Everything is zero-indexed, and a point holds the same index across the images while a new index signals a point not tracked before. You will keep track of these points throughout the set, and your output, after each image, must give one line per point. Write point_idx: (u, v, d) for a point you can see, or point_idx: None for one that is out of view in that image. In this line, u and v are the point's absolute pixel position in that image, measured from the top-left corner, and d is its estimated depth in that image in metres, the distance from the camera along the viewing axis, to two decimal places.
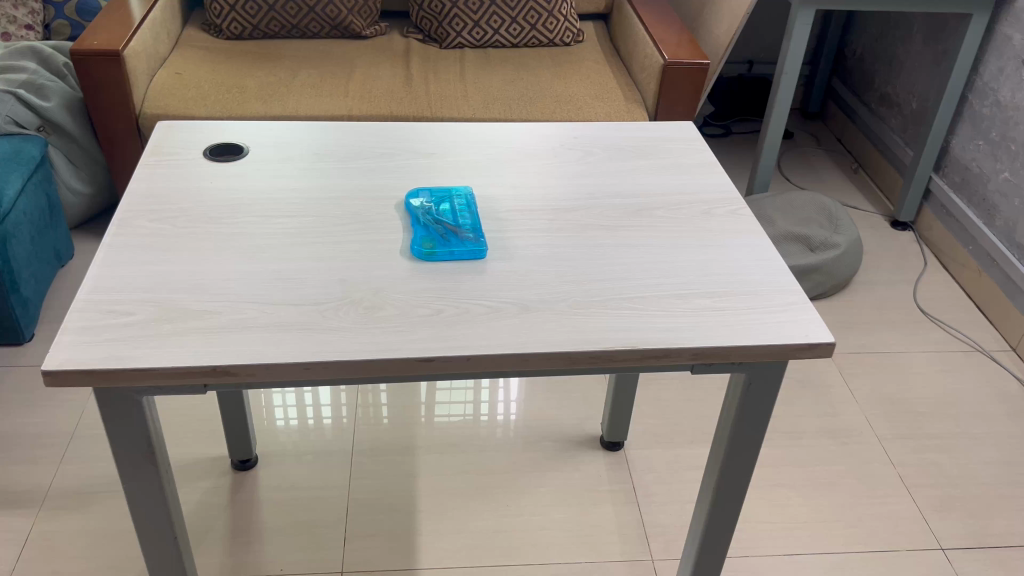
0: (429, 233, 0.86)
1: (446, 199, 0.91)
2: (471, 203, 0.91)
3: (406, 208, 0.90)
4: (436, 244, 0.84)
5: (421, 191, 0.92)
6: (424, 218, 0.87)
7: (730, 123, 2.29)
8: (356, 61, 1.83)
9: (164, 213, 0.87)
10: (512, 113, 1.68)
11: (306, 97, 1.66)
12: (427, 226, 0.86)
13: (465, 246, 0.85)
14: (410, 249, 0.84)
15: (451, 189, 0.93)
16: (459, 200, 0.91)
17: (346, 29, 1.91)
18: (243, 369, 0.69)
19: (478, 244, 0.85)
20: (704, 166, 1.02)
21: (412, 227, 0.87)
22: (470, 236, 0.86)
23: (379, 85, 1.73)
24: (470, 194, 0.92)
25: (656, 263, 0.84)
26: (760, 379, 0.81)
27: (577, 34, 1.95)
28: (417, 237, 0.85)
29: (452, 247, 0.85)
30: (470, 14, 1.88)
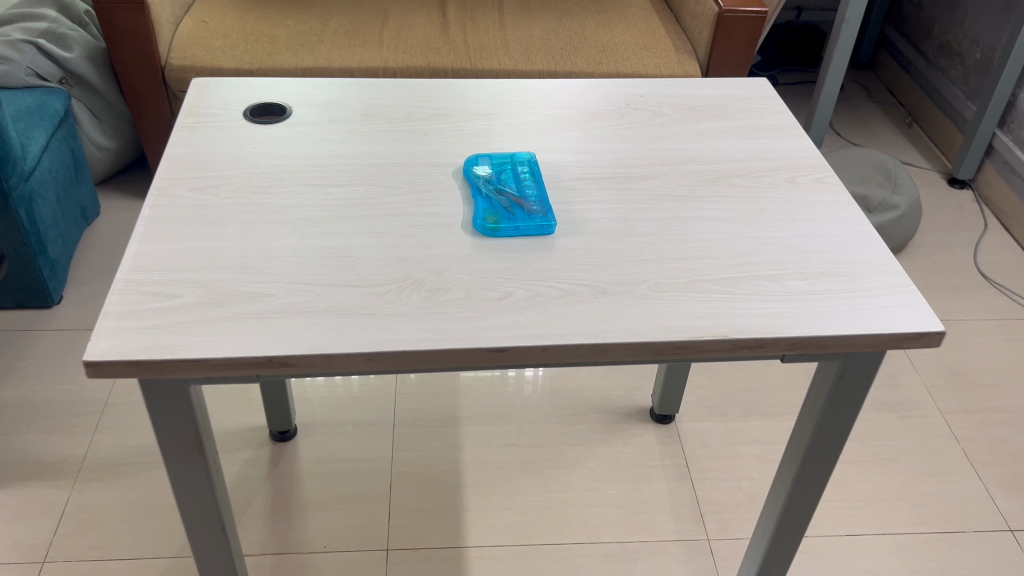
0: (492, 207, 0.79)
1: (509, 168, 0.84)
2: (535, 172, 0.84)
3: (466, 177, 0.83)
4: (500, 219, 0.78)
5: (482, 157, 0.85)
6: (484, 190, 0.81)
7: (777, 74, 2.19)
8: (390, 8, 1.73)
9: (205, 181, 0.80)
10: (556, 63, 1.59)
11: (339, 47, 1.58)
12: (489, 200, 0.80)
13: (532, 220, 0.78)
14: (471, 223, 0.78)
15: (513, 156, 0.86)
16: (522, 169, 0.84)
17: None
18: (302, 360, 0.64)
19: (546, 219, 0.78)
20: (782, 128, 0.94)
21: (471, 200, 0.80)
22: (538, 210, 0.79)
23: (415, 34, 1.63)
24: (534, 160, 0.85)
25: (741, 240, 0.77)
26: (855, 369, 0.74)
27: None
28: (479, 211, 0.79)
29: (519, 222, 0.78)
30: None
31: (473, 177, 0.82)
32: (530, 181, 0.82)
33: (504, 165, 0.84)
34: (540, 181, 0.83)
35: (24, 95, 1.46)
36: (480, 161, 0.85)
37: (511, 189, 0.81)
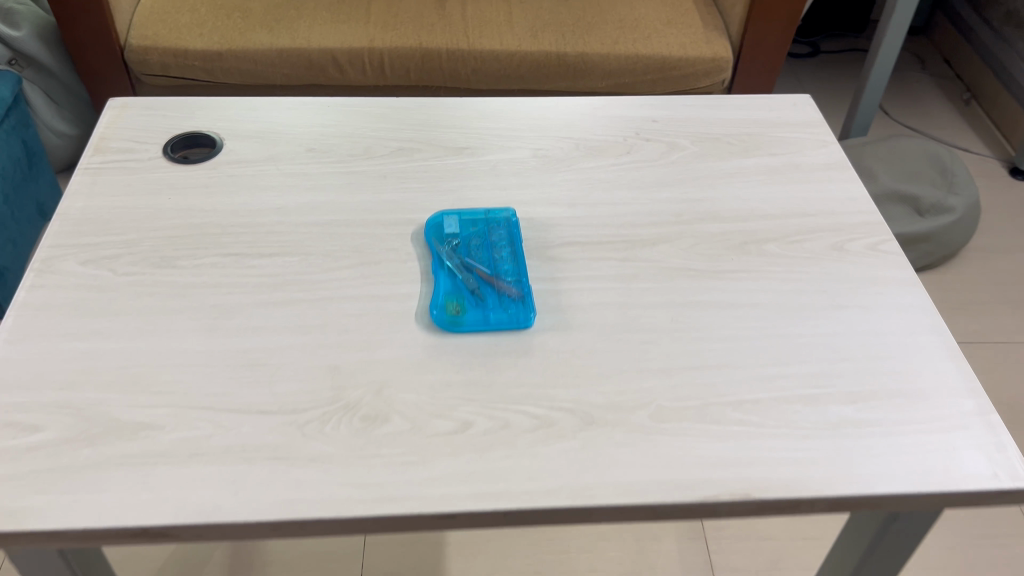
0: (455, 289, 0.63)
1: (483, 232, 0.67)
2: (515, 236, 0.67)
3: (428, 242, 0.66)
4: (465, 306, 0.62)
5: (450, 213, 0.68)
6: (447, 265, 0.64)
7: (818, 41, 1.96)
8: None
9: (101, 249, 0.64)
10: (567, 42, 1.39)
11: (320, 24, 1.39)
12: (453, 279, 0.64)
13: (505, 308, 0.62)
14: (426, 309, 0.61)
15: (489, 212, 0.69)
16: (499, 232, 0.67)
17: None
18: (188, 532, 0.49)
19: (524, 307, 0.62)
20: (829, 168, 0.76)
21: (430, 276, 0.64)
22: (514, 295, 0.62)
23: (408, 7, 1.44)
24: (515, 218, 0.69)
25: (771, 341, 0.60)
26: (900, 532, 0.58)
27: None
28: (438, 294, 0.62)
29: (488, 311, 0.61)
30: None
31: (436, 244, 0.66)
32: (508, 250, 0.66)
33: (477, 227, 0.68)
34: (519, 250, 0.66)
35: None
36: (446, 220, 0.68)
37: (482, 265, 0.65)
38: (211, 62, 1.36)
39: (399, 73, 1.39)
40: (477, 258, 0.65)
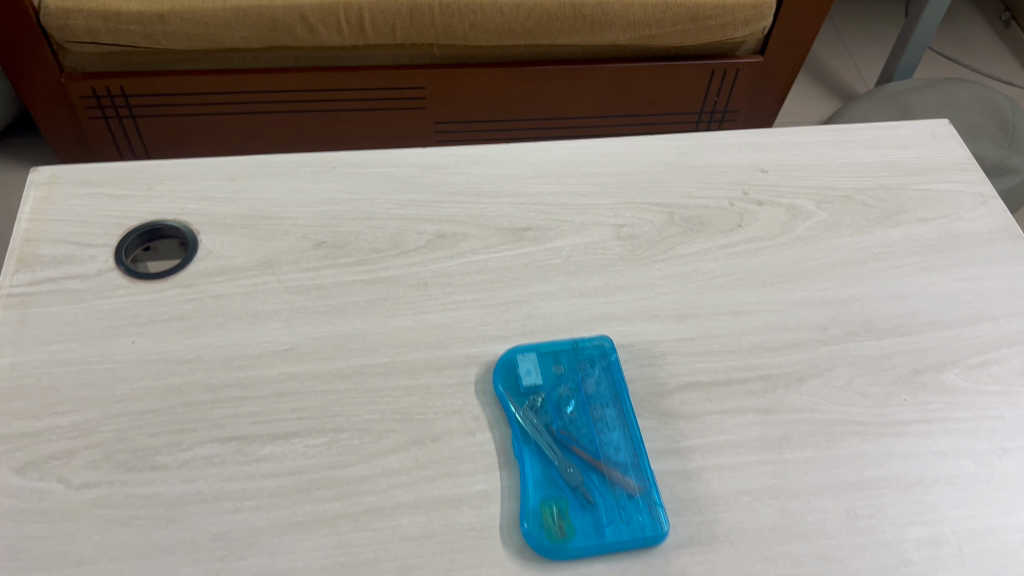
0: (548, 487, 0.46)
1: (572, 383, 0.50)
2: (619, 386, 0.49)
3: (500, 400, 0.48)
4: (567, 514, 0.44)
5: (525, 351, 0.51)
6: (532, 445, 0.47)
7: None
8: None
9: (42, 444, 0.45)
10: None
11: None
12: (542, 467, 0.46)
13: (623, 508, 0.45)
14: (510, 520, 0.44)
15: (578, 344, 0.51)
16: (595, 381, 0.50)
17: None
18: None
19: (653, 511, 0.44)
20: (997, 242, 0.58)
21: (509, 461, 0.46)
22: (635, 492, 0.45)
23: None
24: (614, 352, 0.51)
25: (981, 543, 0.45)
26: None
27: None
28: (526, 496, 0.45)
29: (601, 522, 0.44)
30: None
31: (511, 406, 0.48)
32: (611, 412, 0.48)
33: (563, 375, 0.50)
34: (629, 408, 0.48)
35: None
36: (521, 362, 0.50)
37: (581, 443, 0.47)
38: (150, 26, 1.10)
39: (382, 31, 1.16)
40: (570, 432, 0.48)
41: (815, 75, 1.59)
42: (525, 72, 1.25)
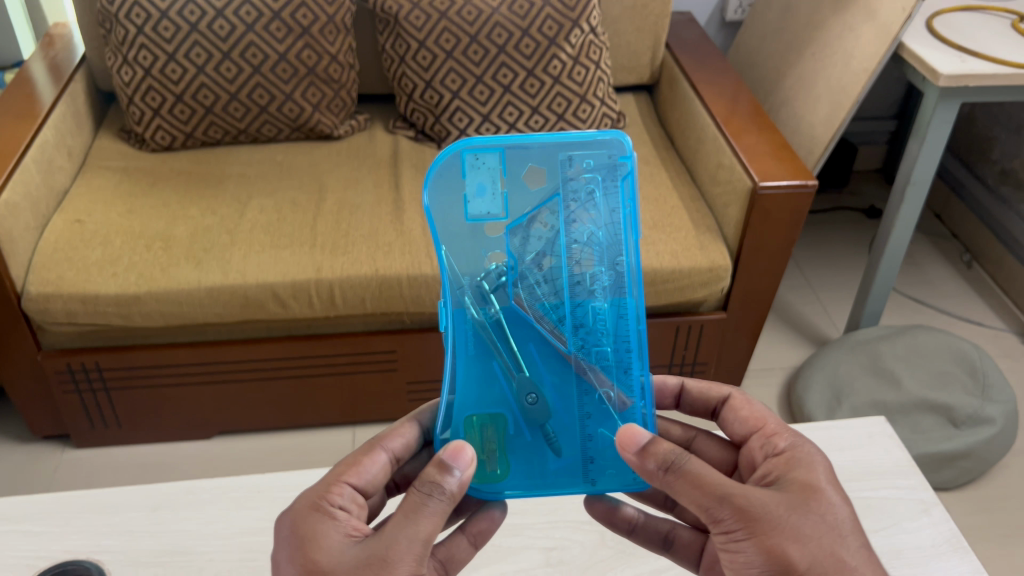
0: (519, 306, 0.69)
1: (554, 193, 0.66)
2: (618, 192, 0.65)
3: (463, 215, 0.67)
4: (537, 404, 0.67)
5: (487, 153, 0.64)
6: (497, 264, 0.68)
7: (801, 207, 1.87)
8: (326, 180, 1.39)
9: None
10: None
11: (257, 250, 1.22)
12: (516, 280, 0.69)
13: (583, 330, 0.69)
14: (460, 433, 0.66)
15: (574, 143, 0.64)
16: (580, 187, 0.66)
17: (312, 130, 1.48)
18: None
19: (643, 414, 0.66)
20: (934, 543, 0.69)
21: (478, 288, 0.69)
22: (623, 366, 0.67)
23: (361, 221, 1.29)
24: (628, 154, 0.63)
25: None
26: None
27: (616, 120, 1.51)
28: (502, 339, 0.69)
29: (573, 393, 0.69)
30: (471, 66, 1.41)
31: (475, 219, 0.67)
32: (605, 210, 0.66)
33: (544, 188, 0.66)
34: (623, 213, 0.65)
35: None
36: (485, 162, 0.65)
37: (547, 250, 0.69)
38: (127, 306, 1.16)
39: (352, 303, 1.21)
40: (548, 232, 0.68)
41: (784, 319, 1.63)
42: None
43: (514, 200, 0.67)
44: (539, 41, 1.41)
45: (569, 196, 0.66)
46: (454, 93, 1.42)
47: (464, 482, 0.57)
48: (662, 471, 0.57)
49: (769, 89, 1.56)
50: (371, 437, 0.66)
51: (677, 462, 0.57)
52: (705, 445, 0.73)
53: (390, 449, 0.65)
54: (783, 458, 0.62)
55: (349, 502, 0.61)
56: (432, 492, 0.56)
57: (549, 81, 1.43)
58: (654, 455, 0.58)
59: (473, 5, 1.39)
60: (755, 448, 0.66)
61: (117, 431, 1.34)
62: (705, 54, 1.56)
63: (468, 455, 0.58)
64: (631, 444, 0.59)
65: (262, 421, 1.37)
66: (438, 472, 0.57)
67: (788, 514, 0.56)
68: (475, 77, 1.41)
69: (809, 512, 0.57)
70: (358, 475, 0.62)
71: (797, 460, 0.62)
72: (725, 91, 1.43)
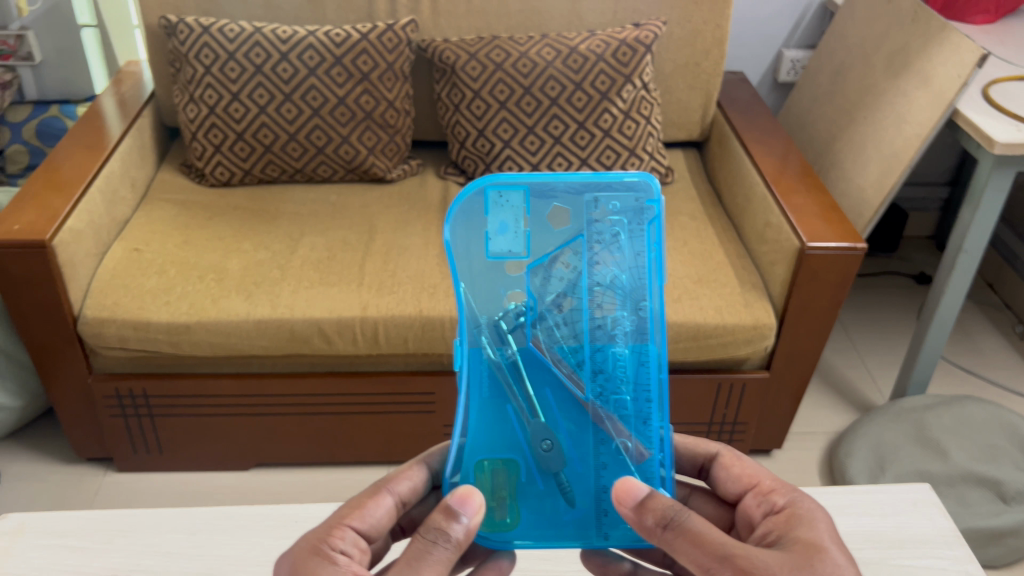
0: (537, 348, 0.68)
1: (577, 233, 0.65)
2: (643, 236, 0.63)
3: (483, 252, 0.65)
4: (551, 450, 0.65)
5: (511, 191, 0.63)
6: (516, 303, 0.67)
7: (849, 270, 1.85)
8: (376, 221, 1.42)
9: None
10: None
11: (306, 286, 1.24)
12: (535, 322, 0.67)
13: (600, 377, 0.66)
14: (470, 476, 0.65)
15: (599, 184, 0.63)
16: (604, 229, 0.64)
17: (365, 173, 1.51)
18: None
19: (661, 469, 0.64)
20: None
21: (496, 328, 0.67)
22: (641, 416, 0.65)
23: (407, 262, 1.31)
24: (655, 199, 0.62)
25: None
26: None
27: (665, 174, 1.52)
28: (517, 382, 0.67)
29: (588, 441, 0.67)
30: (523, 116, 1.44)
31: (495, 257, 0.65)
32: (629, 253, 0.64)
33: (567, 230, 0.65)
34: (647, 256, 0.63)
35: None
36: (509, 201, 0.63)
37: (567, 292, 0.67)
38: (177, 335, 1.18)
39: (395, 342, 1.22)
40: (570, 274, 0.66)
41: (828, 382, 1.60)
42: None
43: (537, 240, 0.65)
44: (591, 94, 1.43)
45: (593, 237, 0.65)
46: (505, 142, 1.45)
47: (469, 530, 0.57)
48: (660, 528, 0.57)
49: (819, 150, 1.56)
50: (378, 480, 0.66)
51: (677, 520, 0.56)
52: (700, 502, 0.74)
53: (397, 493, 0.65)
54: (784, 516, 0.62)
55: (350, 546, 0.60)
56: (438, 540, 0.56)
57: (600, 134, 1.45)
58: (652, 512, 0.57)
59: (529, 58, 1.43)
60: (750, 506, 0.66)
61: (158, 458, 1.36)
62: (756, 114, 1.57)
63: (476, 501, 0.58)
64: (629, 498, 0.58)
65: (300, 456, 1.38)
66: (445, 519, 0.57)
67: (791, 572, 0.55)
68: (526, 127, 1.44)
69: (813, 572, 0.55)
70: (362, 519, 0.62)
71: (797, 518, 0.61)
72: (775, 151, 1.43)
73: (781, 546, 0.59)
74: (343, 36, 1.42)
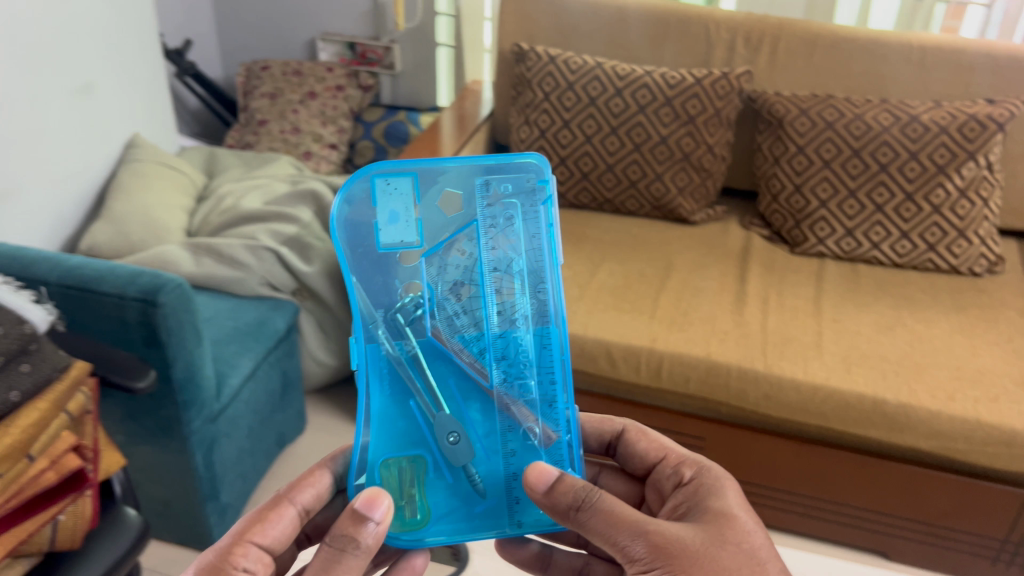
0: (437, 339, 0.66)
1: (472, 218, 0.65)
2: (537, 216, 0.64)
3: (375, 244, 0.64)
4: (460, 442, 0.64)
5: (399, 178, 0.64)
6: (413, 295, 0.65)
7: None
8: (675, 259, 1.45)
9: None
10: (882, 387, 1.17)
11: (603, 309, 1.30)
12: (434, 311, 0.66)
13: (502, 366, 0.66)
14: (377, 476, 0.64)
15: (489, 167, 0.64)
16: (498, 213, 0.64)
17: (671, 211, 1.55)
18: None
19: (569, 446, 0.65)
20: None
21: (394, 321, 0.65)
22: (547, 399, 0.65)
23: (703, 304, 1.32)
24: (546, 177, 0.64)
25: None
26: None
27: (993, 262, 1.41)
28: (418, 375, 0.66)
29: (496, 428, 0.66)
30: (846, 178, 1.40)
31: (388, 248, 0.65)
32: (524, 235, 0.64)
33: (459, 217, 0.65)
34: (544, 237, 0.63)
35: (249, 310, 1.38)
36: (398, 188, 0.64)
37: (466, 280, 0.65)
38: None
39: (678, 380, 1.24)
40: (466, 261, 0.65)
41: None
42: (806, 449, 1.25)
43: (429, 227, 0.65)
44: (926, 166, 1.36)
45: (486, 223, 0.64)
46: (822, 202, 1.42)
47: (380, 533, 0.58)
48: (574, 510, 0.58)
49: None
50: (279, 490, 0.66)
51: (589, 501, 0.59)
52: (610, 480, 0.79)
53: (300, 503, 0.66)
54: (692, 490, 0.66)
55: (253, 562, 0.61)
56: (347, 548, 0.57)
57: (928, 210, 1.37)
58: (563, 489, 0.59)
59: (864, 121, 1.39)
60: (661, 478, 0.71)
61: None
62: None
63: (385, 503, 0.58)
64: (540, 484, 0.60)
65: None
66: (353, 525, 0.57)
67: (704, 541, 0.58)
68: (847, 191, 1.40)
69: (726, 542, 0.59)
70: (265, 535, 0.63)
71: (704, 489, 0.65)
72: None
73: (691, 516, 0.63)
74: (678, 79, 1.48)
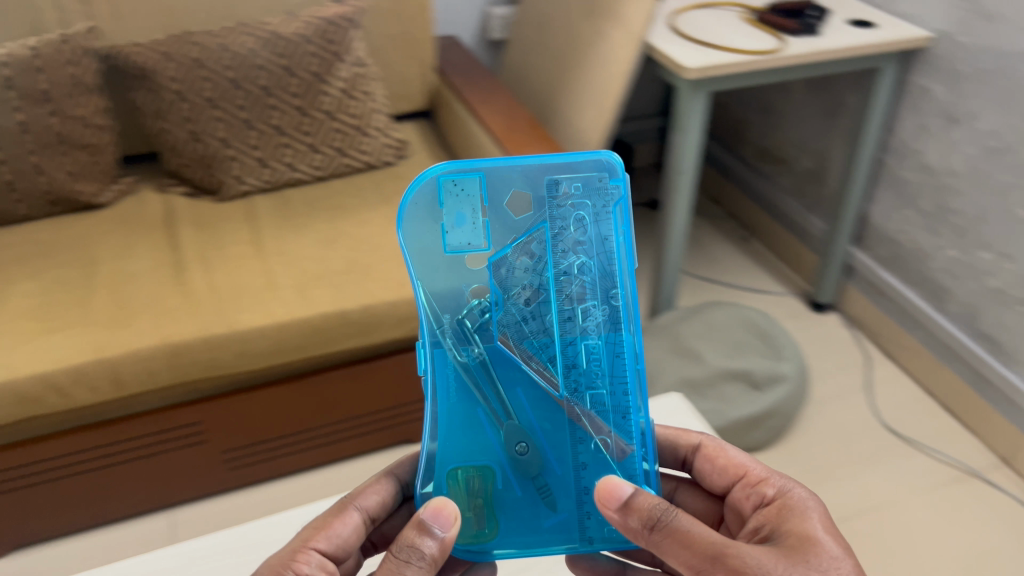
0: (503, 346, 0.63)
1: (540, 220, 0.61)
2: (611, 219, 0.60)
3: (440, 245, 0.61)
4: (528, 452, 0.62)
5: (467, 178, 0.60)
6: (479, 300, 0.63)
7: None
8: (96, 249, 1.29)
9: None
10: (343, 297, 1.19)
11: (24, 341, 1.10)
12: (501, 317, 0.63)
13: (589, 361, 0.62)
14: (444, 487, 0.62)
15: (563, 165, 0.60)
16: (567, 213, 0.61)
17: (71, 200, 1.36)
18: None
19: (643, 466, 0.62)
20: None
21: (460, 328, 0.62)
22: (621, 410, 0.62)
23: (141, 289, 1.20)
24: (619, 176, 0.60)
25: None
26: None
27: (399, 148, 1.52)
28: (489, 385, 0.63)
29: (564, 440, 0.63)
30: (237, 111, 1.36)
31: (454, 251, 0.62)
32: (595, 237, 0.61)
33: (530, 220, 0.61)
34: (617, 238, 0.60)
35: None
36: (465, 189, 0.60)
37: (532, 283, 0.62)
38: None
39: (144, 377, 1.12)
40: (534, 263, 0.62)
41: None
42: (304, 383, 1.23)
43: (497, 229, 0.61)
44: (304, 78, 1.38)
45: (557, 222, 0.61)
46: (223, 142, 1.37)
47: (444, 544, 0.56)
48: (648, 529, 0.55)
49: (540, 99, 1.62)
50: (343, 498, 0.67)
51: (662, 520, 0.54)
52: (688, 497, 0.74)
53: (361, 509, 0.66)
54: (776, 509, 0.61)
55: (316, 569, 0.60)
56: (410, 559, 0.55)
57: (322, 118, 1.41)
58: (638, 510, 0.55)
59: (229, 49, 1.34)
60: (740, 499, 0.66)
61: None
62: (475, 73, 1.60)
63: (450, 515, 0.57)
64: (613, 500, 0.56)
65: (68, 522, 1.25)
66: (417, 534, 0.56)
67: (790, 571, 0.54)
68: (244, 122, 1.37)
69: (802, 563, 0.55)
70: (329, 540, 0.63)
71: (788, 511, 0.61)
72: (500, 107, 1.47)
73: (774, 541, 0.59)
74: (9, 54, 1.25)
